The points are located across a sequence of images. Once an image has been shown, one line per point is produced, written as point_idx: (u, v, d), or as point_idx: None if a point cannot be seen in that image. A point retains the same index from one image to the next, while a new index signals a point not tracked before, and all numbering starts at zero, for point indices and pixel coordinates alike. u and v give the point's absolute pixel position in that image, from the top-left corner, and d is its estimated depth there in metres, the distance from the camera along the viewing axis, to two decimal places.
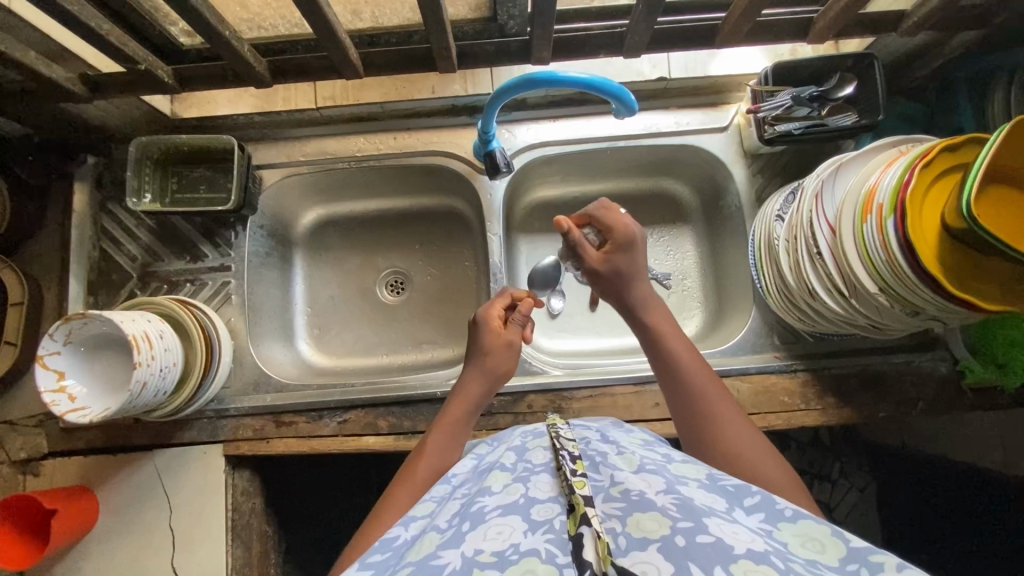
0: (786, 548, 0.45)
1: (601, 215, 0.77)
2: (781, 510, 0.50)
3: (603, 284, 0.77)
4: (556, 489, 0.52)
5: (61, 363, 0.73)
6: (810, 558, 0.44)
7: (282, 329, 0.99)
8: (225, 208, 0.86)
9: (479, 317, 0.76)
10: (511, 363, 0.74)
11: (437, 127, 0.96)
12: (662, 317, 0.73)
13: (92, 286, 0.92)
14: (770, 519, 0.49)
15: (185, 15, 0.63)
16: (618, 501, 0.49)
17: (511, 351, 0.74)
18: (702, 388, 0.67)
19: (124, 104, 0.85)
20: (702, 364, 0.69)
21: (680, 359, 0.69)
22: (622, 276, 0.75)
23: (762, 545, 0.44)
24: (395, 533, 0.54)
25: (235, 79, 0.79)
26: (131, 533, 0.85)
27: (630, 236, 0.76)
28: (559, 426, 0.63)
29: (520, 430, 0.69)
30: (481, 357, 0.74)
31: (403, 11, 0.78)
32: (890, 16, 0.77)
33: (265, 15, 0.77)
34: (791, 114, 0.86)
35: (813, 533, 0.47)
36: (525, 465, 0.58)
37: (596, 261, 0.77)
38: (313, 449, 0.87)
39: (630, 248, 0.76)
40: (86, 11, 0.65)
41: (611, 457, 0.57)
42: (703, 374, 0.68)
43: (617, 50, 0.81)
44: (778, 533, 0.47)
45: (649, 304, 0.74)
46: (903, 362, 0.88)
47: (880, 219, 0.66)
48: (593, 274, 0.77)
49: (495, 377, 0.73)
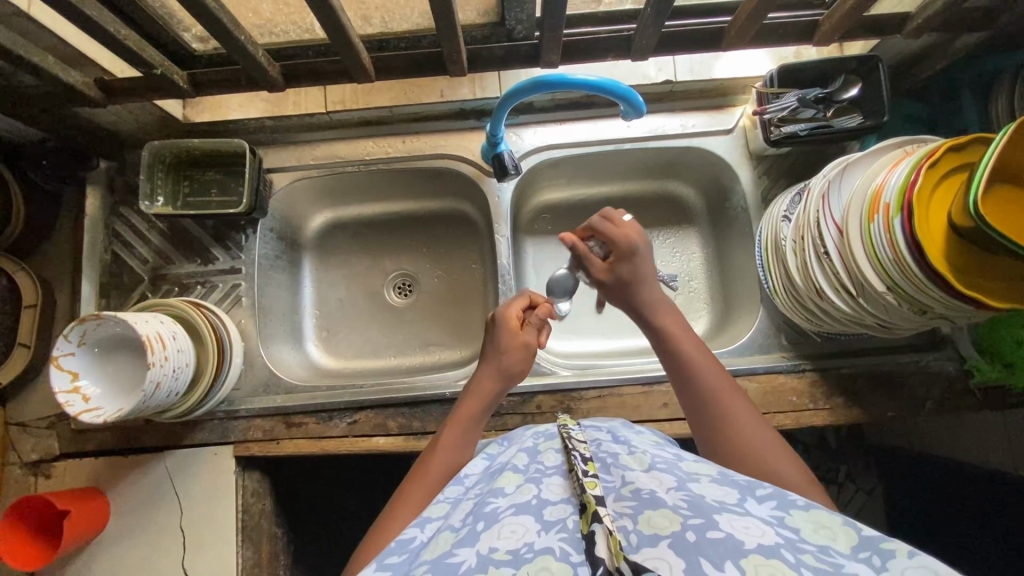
0: (797, 537, 0.45)
1: (605, 229, 0.74)
2: (794, 500, 0.50)
3: (611, 292, 0.75)
4: (567, 491, 0.53)
5: (75, 364, 0.74)
6: (822, 545, 0.45)
7: (291, 331, 1.00)
8: (236, 211, 0.87)
9: (496, 317, 0.76)
10: (525, 364, 0.74)
11: (444, 131, 0.97)
12: (670, 315, 0.72)
13: (104, 289, 0.92)
14: (782, 507, 0.49)
15: (201, 19, 0.64)
16: (628, 500, 0.50)
17: (528, 354, 0.74)
18: (716, 391, 0.67)
19: (138, 108, 0.86)
20: (712, 362, 0.69)
21: (690, 359, 0.69)
22: (630, 283, 0.73)
23: (772, 539, 0.44)
24: (411, 535, 0.54)
25: (248, 83, 0.80)
26: (142, 534, 0.85)
27: (635, 245, 0.74)
28: (570, 427, 0.63)
29: (531, 429, 0.69)
30: (498, 354, 0.74)
31: (413, 17, 0.80)
32: (895, 18, 0.78)
33: (277, 22, 0.78)
34: (796, 116, 0.87)
35: (825, 524, 0.47)
36: (537, 466, 0.58)
37: (602, 270, 0.75)
38: (324, 450, 0.87)
39: (636, 256, 0.73)
40: (105, 17, 0.66)
41: (621, 458, 0.58)
42: (711, 375, 0.68)
43: (625, 53, 0.82)
44: (790, 520, 0.48)
45: (660, 306, 0.73)
46: (910, 362, 0.88)
47: (887, 219, 0.67)
48: (603, 285, 0.76)
49: (509, 378, 0.73)
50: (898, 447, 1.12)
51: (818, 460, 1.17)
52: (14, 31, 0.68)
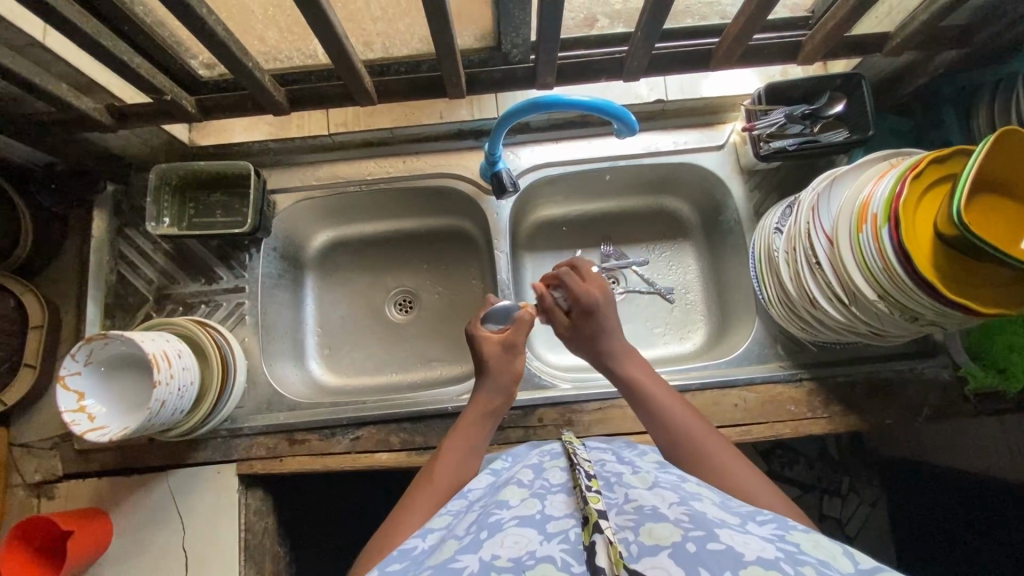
0: (797, 550, 0.46)
1: (569, 283, 0.80)
2: (794, 524, 0.51)
3: (575, 344, 0.80)
4: (571, 506, 0.53)
5: (81, 383, 0.75)
6: (822, 558, 0.45)
7: (293, 349, 1.01)
8: (241, 231, 0.89)
9: (473, 336, 0.81)
10: (518, 365, 0.78)
11: (443, 151, 0.99)
12: (633, 362, 0.75)
13: (110, 309, 0.94)
14: (782, 528, 0.50)
15: (211, 47, 0.67)
16: (631, 514, 0.50)
17: (511, 353, 0.77)
18: (685, 421, 0.68)
19: (146, 133, 0.88)
20: (673, 394, 0.72)
21: (655, 396, 0.71)
22: (589, 338, 0.77)
23: (772, 553, 0.45)
24: (413, 544, 0.55)
25: (255, 107, 0.83)
26: (144, 555, 0.85)
27: (592, 303, 0.77)
28: (575, 444, 0.64)
29: (536, 448, 0.70)
30: (485, 370, 0.77)
31: (413, 43, 0.83)
32: (875, 37, 0.81)
33: (281, 48, 0.80)
34: (785, 131, 0.90)
35: (824, 545, 0.47)
36: (542, 483, 0.58)
37: (566, 323, 0.80)
38: (326, 468, 0.87)
39: (593, 313, 0.77)
40: (118, 46, 0.68)
41: (625, 477, 0.58)
42: (679, 408, 0.70)
43: (617, 74, 0.85)
44: (791, 537, 0.48)
45: (622, 357, 0.76)
46: (906, 369, 0.89)
47: (876, 229, 0.69)
48: (566, 337, 0.81)
49: (509, 379, 0.77)
50: (898, 458, 1.13)
51: (820, 472, 1.19)
52: (30, 60, 0.71)
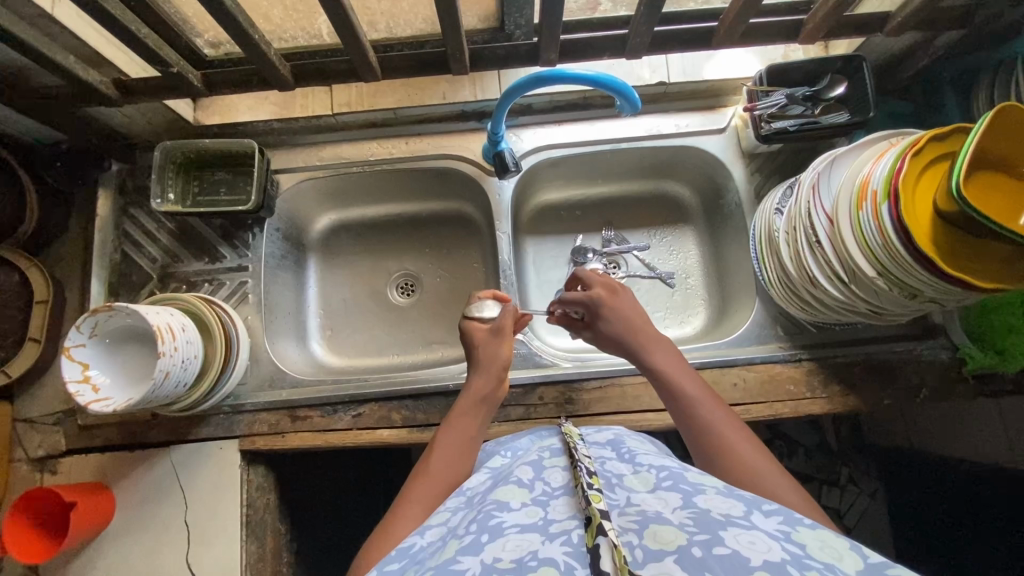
0: (803, 553, 0.45)
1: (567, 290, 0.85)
2: (800, 519, 0.50)
3: (604, 342, 0.82)
4: (573, 509, 0.53)
5: (86, 355, 0.75)
6: (829, 562, 0.44)
7: (295, 329, 1.01)
8: (246, 207, 0.89)
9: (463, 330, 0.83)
10: (505, 351, 0.79)
11: (446, 132, 1.00)
12: (660, 352, 0.75)
13: (114, 287, 0.95)
14: (789, 522, 0.50)
15: (220, 19, 0.68)
16: (633, 516, 0.50)
17: (497, 337, 0.79)
18: (709, 412, 0.68)
19: (151, 111, 0.89)
20: (702, 385, 0.71)
21: (680, 386, 0.71)
22: (611, 337, 0.80)
23: (778, 555, 0.45)
24: (412, 542, 0.55)
25: (261, 83, 0.84)
26: (147, 529, 0.85)
27: (596, 297, 0.81)
28: (575, 440, 0.65)
29: (537, 442, 0.70)
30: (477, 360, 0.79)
31: (415, 22, 0.84)
32: (876, 17, 0.82)
33: (287, 27, 0.82)
34: (785, 112, 0.90)
35: (833, 543, 0.47)
36: (543, 487, 0.57)
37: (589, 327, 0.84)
38: (328, 443, 0.88)
39: (604, 305, 0.81)
40: (126, 16, 0.69)
41: (626, 478, 0.58)
42: (706, 399, 0.69)
43: (619, 52, 0.85)
44: (797, 535, 0.48)
45: (653, 346, 0.76)
46: (904, 351, 0.90)
47: (875, 206, 0.69)
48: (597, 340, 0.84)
49: (496, 367, 0.78)
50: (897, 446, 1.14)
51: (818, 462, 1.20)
52: (40, 32, 0.71)
